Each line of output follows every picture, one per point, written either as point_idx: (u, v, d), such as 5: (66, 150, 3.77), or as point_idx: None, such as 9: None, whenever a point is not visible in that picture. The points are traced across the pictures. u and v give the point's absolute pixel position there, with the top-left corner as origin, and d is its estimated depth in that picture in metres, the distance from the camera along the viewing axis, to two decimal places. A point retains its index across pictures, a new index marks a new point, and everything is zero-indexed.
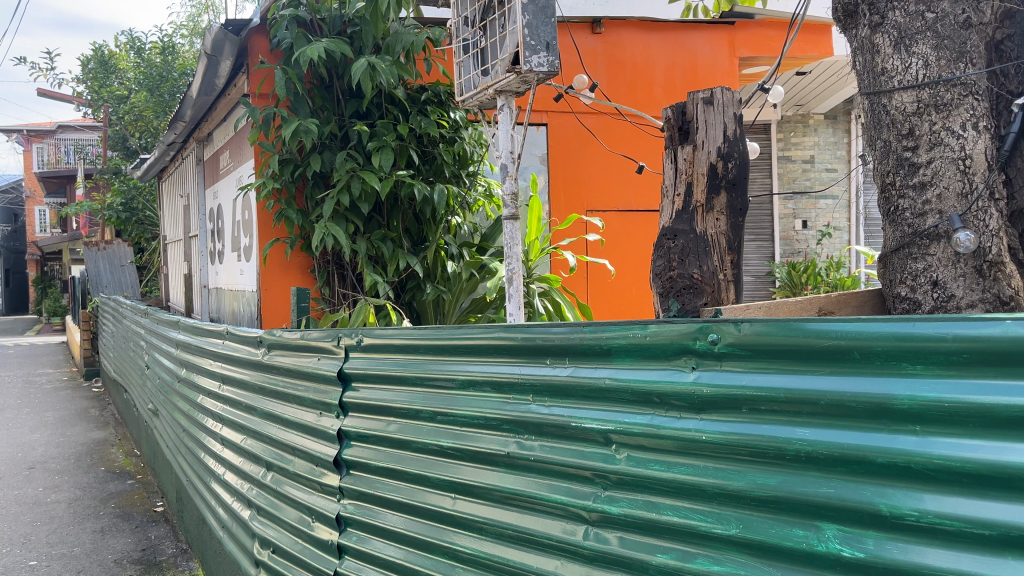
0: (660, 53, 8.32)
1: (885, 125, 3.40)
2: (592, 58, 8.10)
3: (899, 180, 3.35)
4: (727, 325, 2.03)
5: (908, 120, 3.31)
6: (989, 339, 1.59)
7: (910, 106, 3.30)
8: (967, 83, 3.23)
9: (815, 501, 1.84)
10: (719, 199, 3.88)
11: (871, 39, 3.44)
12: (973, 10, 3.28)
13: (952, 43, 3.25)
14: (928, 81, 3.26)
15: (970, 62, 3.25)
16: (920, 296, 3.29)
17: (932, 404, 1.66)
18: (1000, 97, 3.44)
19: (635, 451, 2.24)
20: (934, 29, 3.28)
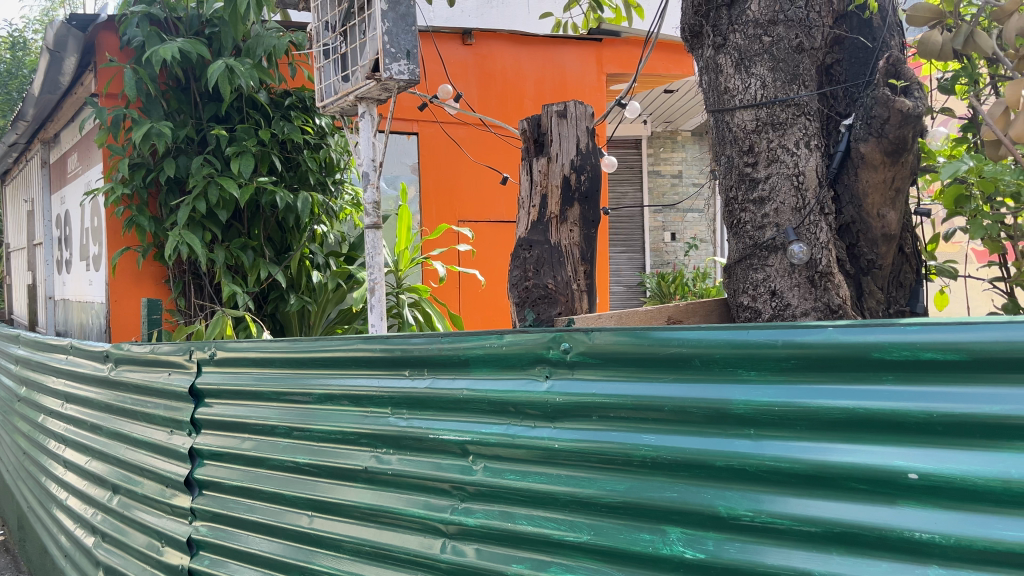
0: (531, 68, 8.45)
1: (722, 143, 3.05)
2: (462, 69, 8.10)
3: (738, 196, 2.98)
4: (578, 334, 2.05)
5: (747, 137, 2.96)
6: (814, 345, 1.67)
7: (749, 123, 2.95)
8: (800, 104, 2.92)
9: (660, 505, 1.89)
10: (573, 211, 3.80)
11: (713, 58, 3.07)
12: (807, 34, 2.97)
13: (787, 65, 2.95)
14: (765, 100, 2.92)
15: (803, 85, 2.95)
16: (762, 305, 2.92)
17: (765, 408, 1.74)
18: (828, 119, 3.08)
19: (491, 461, 2.23)
20: (771, 51, 2.95)
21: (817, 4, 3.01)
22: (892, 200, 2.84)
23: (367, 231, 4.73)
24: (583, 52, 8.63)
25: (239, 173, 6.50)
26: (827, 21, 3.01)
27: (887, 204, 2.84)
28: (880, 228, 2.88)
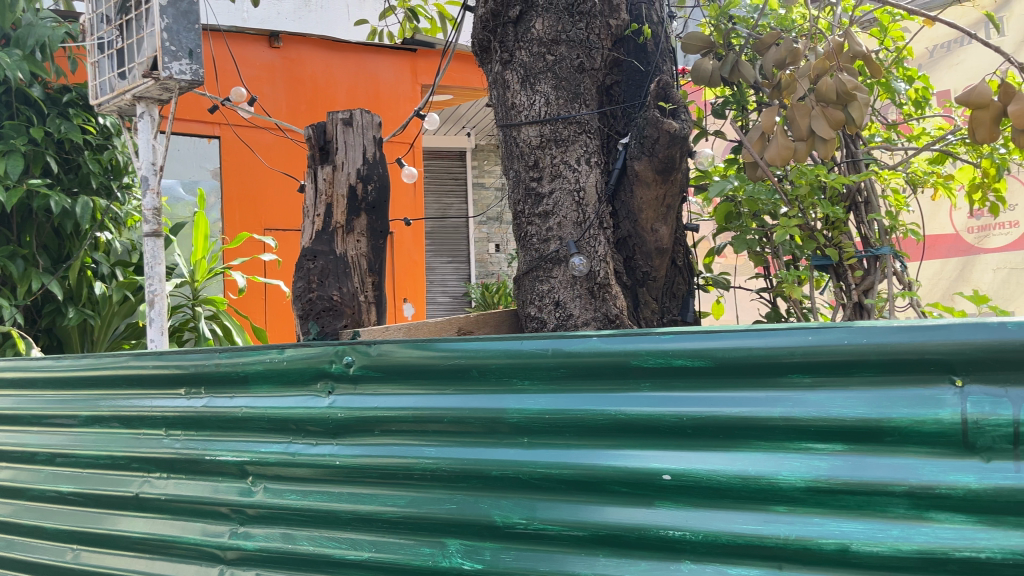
0: (343, 74, 8.27)
1: (506, 160, 2.56)
2: (269, 73, 7.84)
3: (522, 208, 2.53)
4: (358, 347, 2.01)
5: (531, 152, 2.48)
6: (581, 355, 1.73)
7: (533, 138, 2.48)
8: (582, 122, 2.48)
9: (439, 518, 1.88)
10: (360, 221, 3.23)
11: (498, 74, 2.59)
12: (588, 54, 2.55)
13: (570, 83, 2.50)
14: (550, 117, 2.47)
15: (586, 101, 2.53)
16: (546, 319, 2.42)
17: (536, 417, 1.78)
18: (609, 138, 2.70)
19: (271, 482, 2.14)
20: (553, 70, 2.50)
21: (596, 25, 2.59)
22: (665, 215, 2.47)
23: (144, 240, 4.40)
24: (397, 61, 8.51)
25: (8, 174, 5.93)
26: (606, 41, 2.59)
27: (660, 219, 2.48)
28: (653, 242, 2.48)
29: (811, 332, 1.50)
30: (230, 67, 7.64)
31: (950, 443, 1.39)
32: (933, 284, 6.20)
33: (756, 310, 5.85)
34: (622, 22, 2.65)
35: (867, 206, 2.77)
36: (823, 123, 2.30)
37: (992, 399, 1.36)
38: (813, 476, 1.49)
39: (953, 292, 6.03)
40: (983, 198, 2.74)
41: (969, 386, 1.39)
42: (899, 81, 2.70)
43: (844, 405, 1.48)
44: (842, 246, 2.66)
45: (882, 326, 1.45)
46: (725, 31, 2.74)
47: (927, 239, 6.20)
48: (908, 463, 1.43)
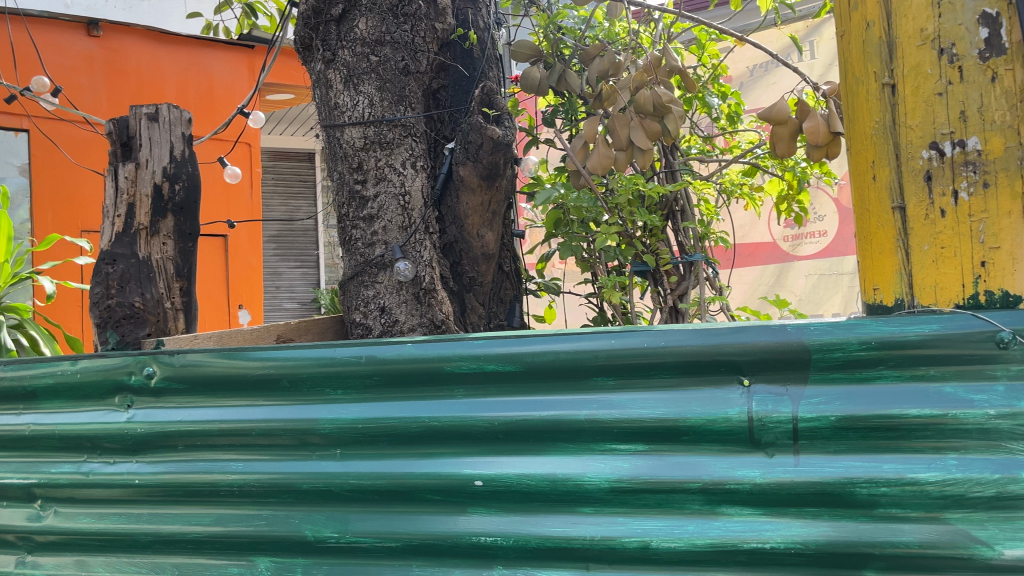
0: (171, 69, 7.83)
1: (330, 163, 2.41)
2: (88, 62, 7.28)
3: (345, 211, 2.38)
4: (161, 356, 1.88)
5: (354, 154, 2.34)
6: (394, 362, 1.69)
7: (357, 140, 2.33)
8: (408, 124, 2.36)
9: (248, 536, 1.78)
10: (166, 222, 2.74)
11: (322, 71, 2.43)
12: (414, 55, 2.40)
13: (395, 85, 2.36)
14: (374, 118, 2.33)
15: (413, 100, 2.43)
16: (373, 326, 2.29)
17: (348, 426, 1.72)
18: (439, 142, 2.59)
19: (62, 505, 1.96)
20: (377, 71, 2.35)
21: (424, 26, 2.44)
22: (491, 220, 2.38)
23: None
24: (228, 59, 8.18)
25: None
26: (434, 42, 2.45)
27: (486, 224, 2.38)
28: (480, 248, 2.39)
29: (615, 336, 1.55)
30: (34, 54, 6.92)
31: (739, 440, 1.47)
32: (752, 289, 6.56)
33: (583, 315, 6.05)
34: (449, 24, 2.51)
35: (684, 214, 2.70)
36: (641, 134, 2.39)
37: (775, 397, 1.46)
38: (617, 476, 1.53)
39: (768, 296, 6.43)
40: (788, 208, 2.92)
41: (754, 386, 1.47)
42: (712, 95, 2.83)
43: (646, 406, 1.53)
44: (659, 253, 2.64)
45: (679, 329, 1.51)
46: (553, 40, 2.77)
47: (746, 247, 6.54)
48: (702, 460, 1.49)
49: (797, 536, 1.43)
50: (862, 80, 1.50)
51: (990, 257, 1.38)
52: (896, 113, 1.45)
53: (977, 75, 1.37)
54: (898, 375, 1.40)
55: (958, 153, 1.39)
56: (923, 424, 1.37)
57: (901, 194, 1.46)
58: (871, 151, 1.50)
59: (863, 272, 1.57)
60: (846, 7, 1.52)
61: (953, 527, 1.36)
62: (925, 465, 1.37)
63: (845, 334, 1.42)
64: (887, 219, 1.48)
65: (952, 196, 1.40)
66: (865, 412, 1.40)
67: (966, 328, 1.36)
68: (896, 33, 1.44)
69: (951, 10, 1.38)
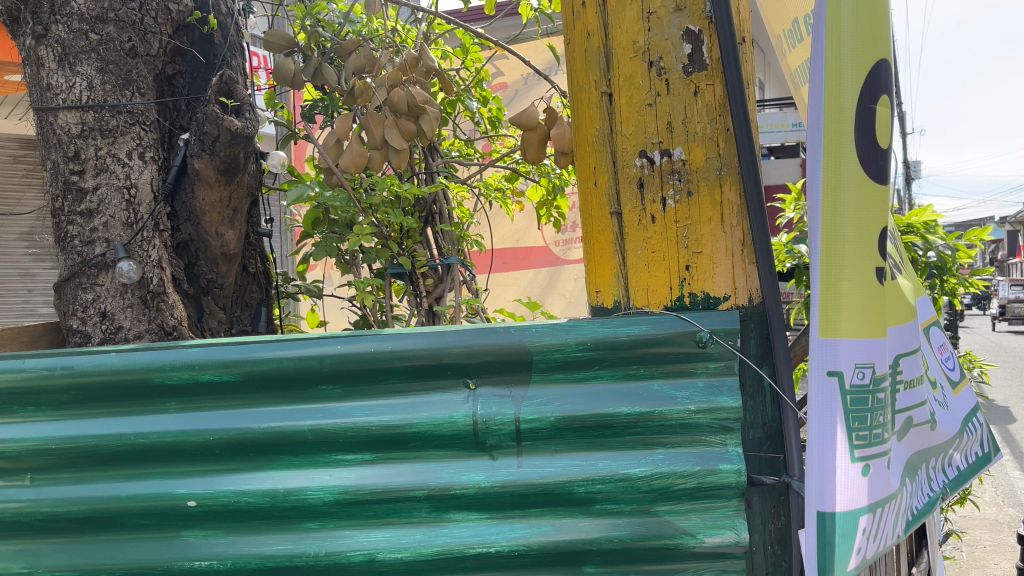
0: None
1: (42, 150, 2.11)
2: None
3: (60, 206, 2.07)
4: None
5: (69, 141, 2.06)
6: (94, 374, 1.52)
7: (74, 126, 2.05)
8: (135, 111, 2.13)
9: None
10: None
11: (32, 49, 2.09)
12: (143, 38, 2.17)
13: (119, 67, 2.12)
14: (93, 103, 2.06)
15: (144, 88, 2.16)
16: (92, 334, 2.05)
17: (41, 448, 1.53)
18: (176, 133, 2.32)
19: None
20: (98, 51, 2.09)
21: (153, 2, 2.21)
22: (231, 218, 2.20)
23: None
24: None
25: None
26: (168, 23, 2.23)
27: (225, 222, 2.20)
28: (219, 248, 2.22)
29: (339, 341, 1.48)
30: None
31: (464, 444, 1.45)
32: (525, 290, 6.69)
33: (342, 312, 5.87)
34: (185, 4, 2.29)
35: (441, 216, 2.69)
36: (395, 134, 2.32)
37: (497, 399, 1.46)
38: (340, 487, 1.45)
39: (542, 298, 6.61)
40: (548, 214, 2.99)
41: (479, 389, 1.47)
42: (474, 100, 2.85)
43: (369, 413, 1.46)
44: (414, 255, 2.59)
45: (402, 334, 1.47)
46: (308, 32, 2.64)
47: (521, 250, 6.66)
48: (428, 467, 1.45)
49: (520, 538, 1.41)
50: (584, 87, 1.54)
51: (693, 261, 1.47)
52: (613, 121, 1.50)
53: (681, 88, 1.45)
54: (611, 374, 1.45)
55: (665, 162, 1.46)
56: (633, 421, 1.42)
57: (618, 199, 1.51)
58: (593, 159, 1.55)
59: (588, 274, 1.62)
60: (571, 15, 1.55)
61: (660, 519, 1.41)
62: (636, 460, 1.42)
63: (563, 336, 1.45)
64: (607, 223, 1.53)
65: (661, 202, 1.47)
66: (580, 412, 1.43)
67: (672, 328, 1.43)
68: (612, 44, 1.49)
69: (659, 24, 1.45)
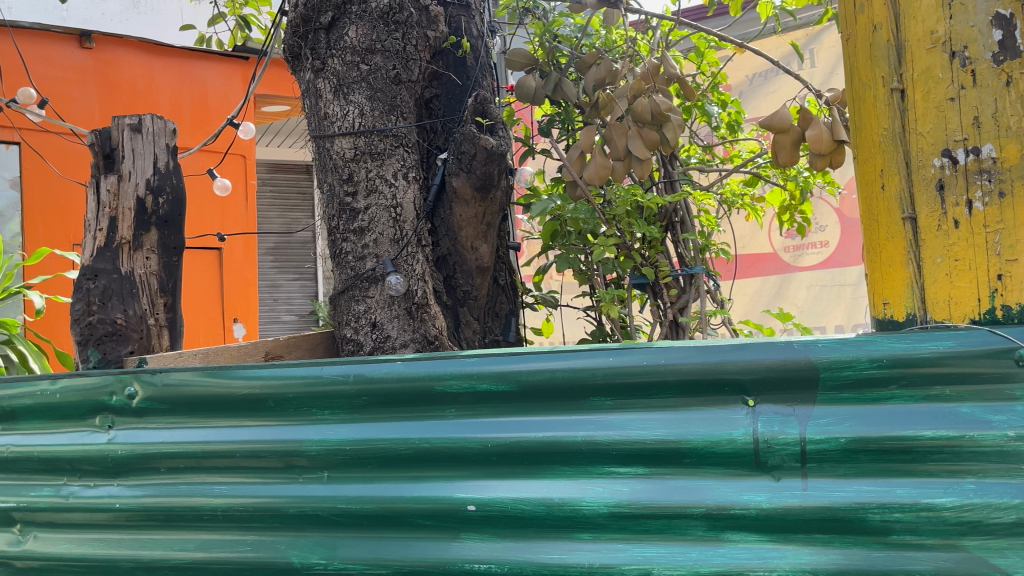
0: (164, 80, 7.23)
1: (320, 174, 2.33)
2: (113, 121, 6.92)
3: (340, 225, 2.27)
4: (143, 375, 1.82)
5: (345, 166, 2.25)
6: (381, 381, 1.62)
7: (348, 150, 2.24)
8: (399, 134, 2.26)
9: (231, 564, 1.70)
10: (150, 237, 2.53)
11: (311, 83, 2.29)
12: (408, 65, 2.29)
13: (386, 94, 2.26)
14: (365, 128, 2.23)
15: (404, 115, 2.29)
16: (364, 342, 2.25)
17: (336, 448, 1.64)
18: (430, 155, 2.41)
19: (43, 529, 1.89)
20: (370, 80, 2.24)
21: (416, 35, 2.32)
22: (485, 233, 2.34)
23: None
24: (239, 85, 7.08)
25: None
26: (427, 50, 2.33)
27: (480, 237, 2.33)
28: (474, 261, 2.35)
29: (612, 353, 1.48)
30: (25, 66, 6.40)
31: (744, 463, 1.39)
32: (755, 299, 6.65)
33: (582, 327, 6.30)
34: (440, 31, 2.39)
35: (684, 224, 2.71)
36: (639, 143, 2.33)
37: (780, 418, 1.38)
38: (615, 500, 1.44)
39: (770, 308, 6.56)
40: (790, 220, 2.85)
41: (759, 406, 1.40)
42: (711, 104, 2.80)
43: (645, 427, 1.45)
44: (657, 266, 2.62)
45: (679, 347, 1.44)
46: (549, 47, 2.75)
47: (747, 259, 6.64)
48: (705, 484, 1.41)
49: (807, 564, 1.33)
50: (869, 85, 1.43)
51: (1006, 269, 1.32)
52: (905, 120, 1.39)
53: (990, 79, 1.31)
54: (911, 395, 1.34)
55: (972, 161, 1.33)
56: (938, 446, 1.30)
57: (912, 204, 1.39)
58: (879, 159, 1.43)
59: (872, 285, 1.49)
60: (851, 9, 1.46)
61: (971, 556, 1.27)
62: (941, 489, 1.29)
63: (854, 351, 1.35)
64: (897, 230, 1.41)
65: (966, 206, 1.34)
66: (876, 434, 1.33)
67: (983, 345, 1.30)
68: (906, 36, 1.38)
69: (962, 11, 1.32)
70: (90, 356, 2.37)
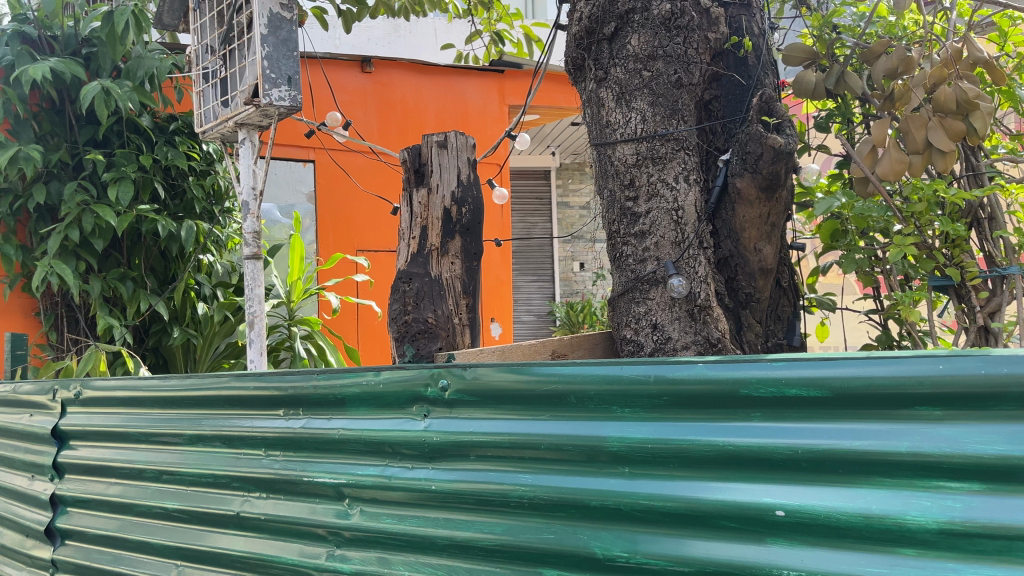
0: (431, 98, 7.83)
1: (602, 177, 2.79)
2: (386, 134, 7.60)
3: (621, 229, 2.70)
4: (454, 369, 1.99)
5: (627, 170, 2.71)
6: (683, 382, 1.64)
7: (629, 157, 2.69)
8: (680, 138, 2.66)
9: (537, 548, 1.81)
10: (454, 243, 3.37)
11: (594, 92, 2.80)
12: (686, 69, 2.71)
13: (667, 98, 2.69)
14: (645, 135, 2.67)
15: (683, 119, 2.69)
16: (643, 342, 2.63)
17: (638, 446, 1.69)
18: (710, 155, 2.82)
19: (367, 504, 2.13)
20: (651, 86, 2.69)
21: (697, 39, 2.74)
22: (769, 235, 2.57)
23: (247, 262, 4.19)
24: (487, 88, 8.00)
25: (117, 200, 5.67)
26: (707, 54, 2.73)
27: (764, 238, 2.57)
28: (757, 262, 2.62)
29: (940, 360, 1.38)
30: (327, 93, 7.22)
31: None
32: None
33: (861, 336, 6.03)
34: (722, 33, 2.79)
35: (990, 222, 2.88)
36: (941, 135, 2.26)
37: None
38: (947, 517, 1.35)
39: None
40: None
41: None
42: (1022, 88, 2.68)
43: (982, 440, 1.35)
44: (965, 267, 2.78)
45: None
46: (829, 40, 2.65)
47: None
48: None
49: None
50: None
51: None
52: None
53: None
54: None
55: None
56: None
57: None
58: None
59: None
60: None
61: None
62: None
63: None
64: None
65: None
66: None
67: None
68: None
69: None
70: (409, 350, 3.24)
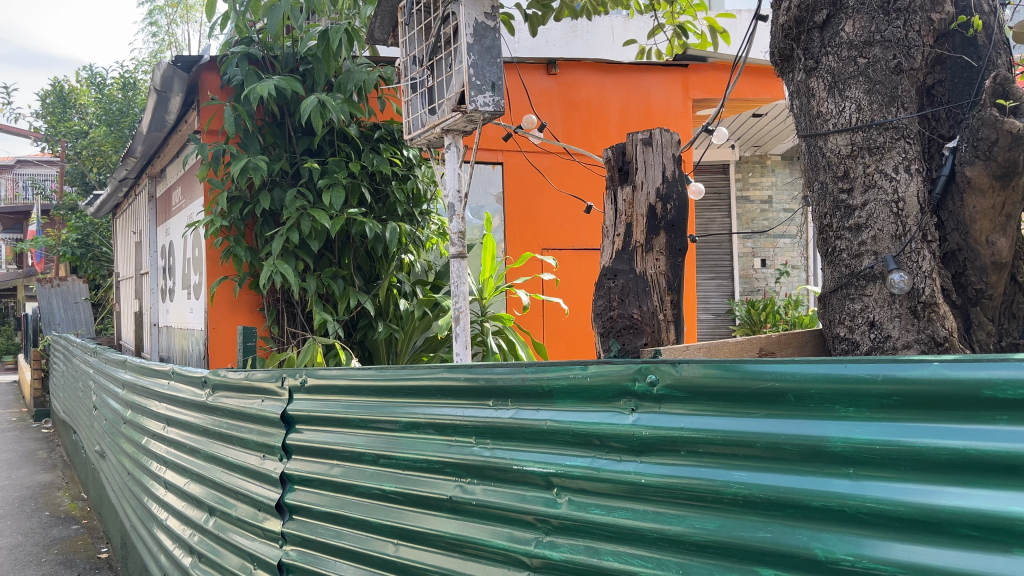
0: (615, 95, 7.86)
1: (818, 167, 3.10)
2: (568, 128, 7.68)
3: (835, 222, 3.01)
4: (663, 365, 1.97)
5: (841, 162, 3.01)
6: (918, 382, 1.50)
7: (844, 148, 2.99)
8: (900, 126, 2.92)
9: (751, 546, 1.73)
10: (659, 240, 3.46)
11: (805, 82, 3.12)
12: (905, 54, 2.96)
13: (886, 85, 2.94)
14: (861, 125, 2.95)
15: (903, 106, 2.94)
16: (860, 341, 2.93)
17: (864, 446, 1.57)
18: (931, 141, 3.07)
19: (576, 494, 2.18)
20: (867, 73, 2.96)
21: (918, 21, 2.98)
22: (1003, 227, 2.86)
23: (453, 261, 4.45)
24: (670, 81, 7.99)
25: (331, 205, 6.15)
26: (927, 37, 2.97)
27: (998, 231, 2.87)
28: (990, 256, 2.91)
29: None
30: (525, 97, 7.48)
31: None
32: None
33: None
34: (947, 13, 3.03)
35: None
36: None
37: None
38: None
39: None
40: None
41: None
42: None
43: None
44: None
45: None
46: None
47: None
48: None
49: None
50: None
51: None
52: None
53: None
54: None
55: None
56: None
57: None
58: None
59: None
60: None
61: None
62: None
63: None
64: None
65: None
66: None
67: None
68: None
69: None
70: (614, 346, 3.35)
